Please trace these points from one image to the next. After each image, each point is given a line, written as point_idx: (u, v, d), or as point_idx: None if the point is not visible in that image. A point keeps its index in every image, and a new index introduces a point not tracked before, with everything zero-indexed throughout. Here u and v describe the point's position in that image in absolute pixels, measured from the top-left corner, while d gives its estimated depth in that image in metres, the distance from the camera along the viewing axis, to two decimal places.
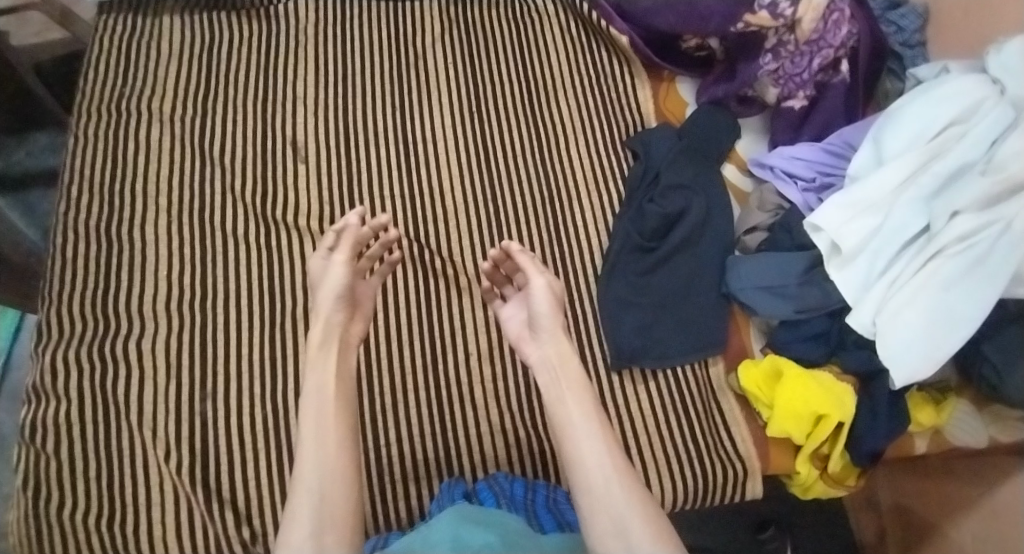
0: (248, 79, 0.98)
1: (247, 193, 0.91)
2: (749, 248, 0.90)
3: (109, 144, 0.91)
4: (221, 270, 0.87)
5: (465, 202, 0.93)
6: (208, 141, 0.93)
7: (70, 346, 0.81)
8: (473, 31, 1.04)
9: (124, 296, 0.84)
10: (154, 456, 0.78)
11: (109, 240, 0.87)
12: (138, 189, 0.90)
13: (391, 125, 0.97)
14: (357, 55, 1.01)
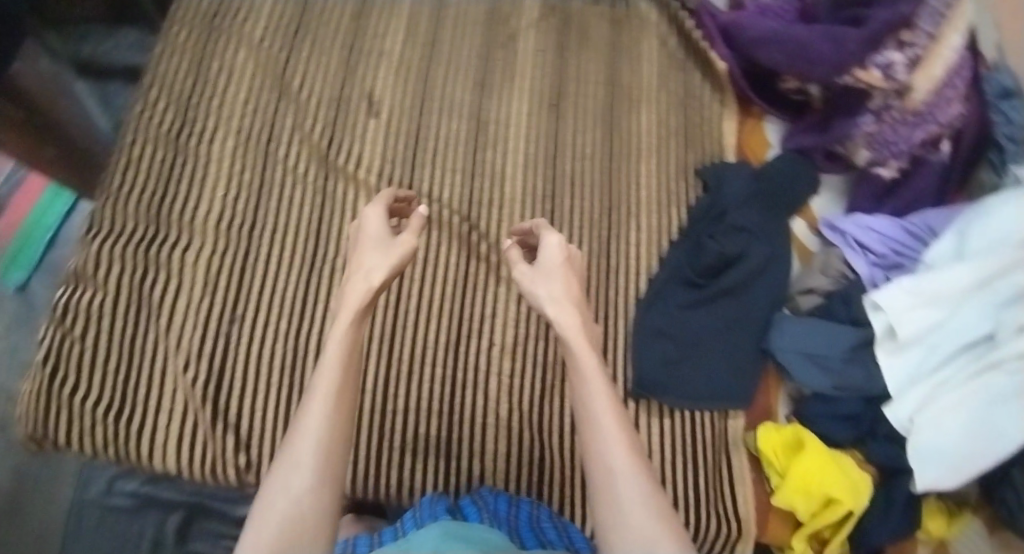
0: (341, 22, 0.97)
1: (315, 135, 0.91)
2: (800, 309, 0.87)
3: (196, 55, 0.93)
4: (273, 201, 0.87)
5: (523, 193, 0.91)
6: (289, 74, 0.93)
7: (113, 242, 0.83)
8: (572, 22, 1.01)
9: (179, 205, 0.86)
10: (173, 364, 0.80)
11: (175, 150, 0.88)
12: (213, 105, 0.91)
13: (470, 99, 0.95)
14: (451, 21, 0.99)
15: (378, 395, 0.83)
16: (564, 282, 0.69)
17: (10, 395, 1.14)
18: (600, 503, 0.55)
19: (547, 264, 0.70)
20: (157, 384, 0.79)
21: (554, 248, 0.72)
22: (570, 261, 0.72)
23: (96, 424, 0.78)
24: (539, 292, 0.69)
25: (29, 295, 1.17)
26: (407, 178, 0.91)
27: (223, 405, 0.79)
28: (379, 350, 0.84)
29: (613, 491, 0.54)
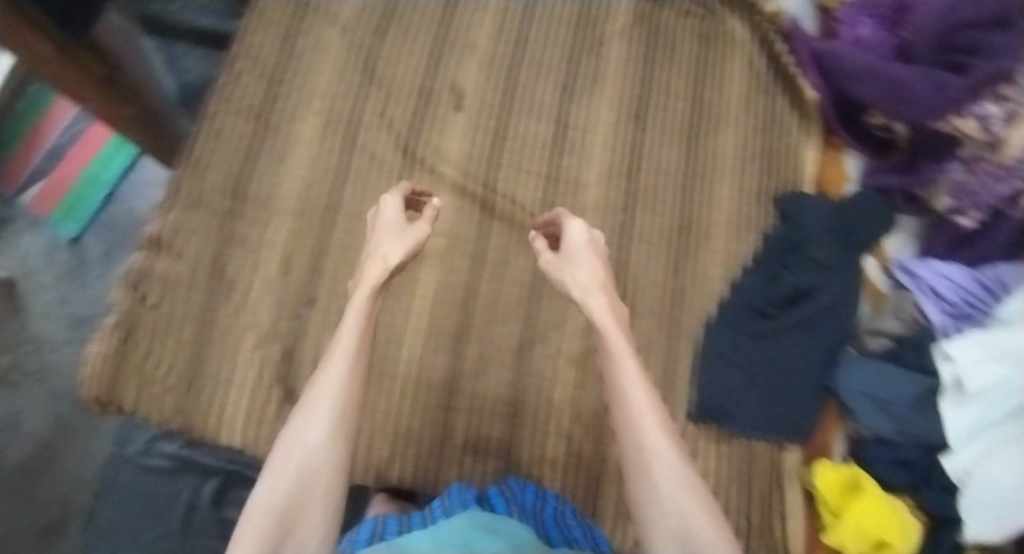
0: (431, 11, 0.96)
1: (398, 124, 0.90)
2: (868, 350, 0.87)
3: (282, 35, 0.93)
4: (352, 189, 0.87)
5: (600, 203, 0.90)
6: (376, 61, 0.93)
7: (189, 216, 0.84)
8: (660, 32, 0.99)
9: (259, 183, 0.86)
10: (247, 341, 0.81)
11: (256, 127, 0.88)
12: (297, 86, 0.91)
13: (554, 101, 0.94)
14: (540, 19, 0.97)
15: (444, 392, 0.83)
16: (590, 267, 0.77)
17: (59, 345, 1.17)
18: (634, 477, 0.63)
19: (570, 250, 0.78)
20: (226, 363, 0.80)
21: (578, 235, 0.79)
22: (591, 247, 0.78)
23: (163, 395, 0.79)
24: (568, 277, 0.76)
25: (80, 249, 1.19)
26: (487, 177, 0.90)
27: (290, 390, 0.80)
28: (448, 347, 0.85)
29: (648, 471, 0.61)
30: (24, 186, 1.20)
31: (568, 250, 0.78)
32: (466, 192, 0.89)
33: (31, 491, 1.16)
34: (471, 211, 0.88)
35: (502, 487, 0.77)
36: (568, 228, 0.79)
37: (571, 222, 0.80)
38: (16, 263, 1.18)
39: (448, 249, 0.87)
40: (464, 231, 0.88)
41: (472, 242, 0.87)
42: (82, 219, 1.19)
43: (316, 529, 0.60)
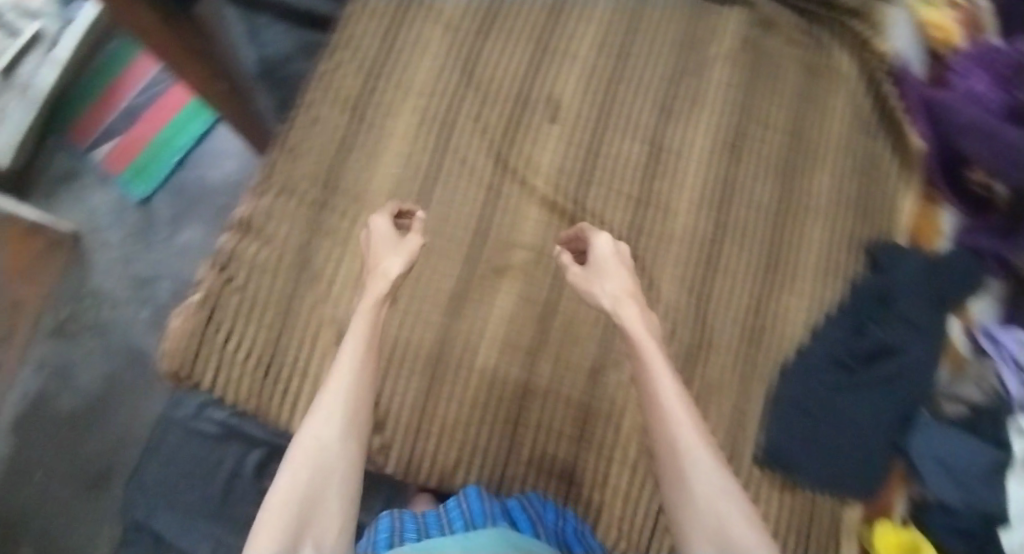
0: (536, 14, 0.94)
1: (494, 130, 0.89)
2: (944, 416, 0.85)
3: (381, 24, 0.91)
4: (442, 192, 0.87)
5: (688, 232, 0.88)
6: (477, 62, 0.91)
7: (279, 202, 0.84)
8: (764, 61, 0.96)
9: (351, 177, 0.86)
10: (326, 335, 0.82)
11: (350, 117, 0.87)
12: (394, 79, 0.90)
13: (652, 120, 0.91)
14: (645, 34, 0.95)
15: (514, 407, 0.83)
16: (619, 278, 0.74)
17: (119, 303, 1.19)
18: (671, 483, 0.61)
19: (595, 263, 0.75)
20: (307, 357, 0.81)
21: (605, 246, 0.76)
22: (619, 257, 0.76)
23: (240, 379, 0.81)
24: (598, 289, 0.73)
25: (149, 210, 1.22)
26: (577, 193, 0.88)
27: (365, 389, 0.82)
28: (522, 361, 0.84)
29: (690, 477, 0.59)
30: (97, 141, 1.22)
31: (594, 264, 0.75)
32: (557, 207, 0.87)
33: (80, 442, 1.18)
34: (558, 226, 0.87)
35: (522, 500, 0.76)
36: (592, 241, 0.76)
37: (597, 234, 0.77)
38: (84, 216, 1.20)
39: (531, 263, 0.86)
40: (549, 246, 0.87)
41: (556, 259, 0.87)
42: (154, 181, 1.22)
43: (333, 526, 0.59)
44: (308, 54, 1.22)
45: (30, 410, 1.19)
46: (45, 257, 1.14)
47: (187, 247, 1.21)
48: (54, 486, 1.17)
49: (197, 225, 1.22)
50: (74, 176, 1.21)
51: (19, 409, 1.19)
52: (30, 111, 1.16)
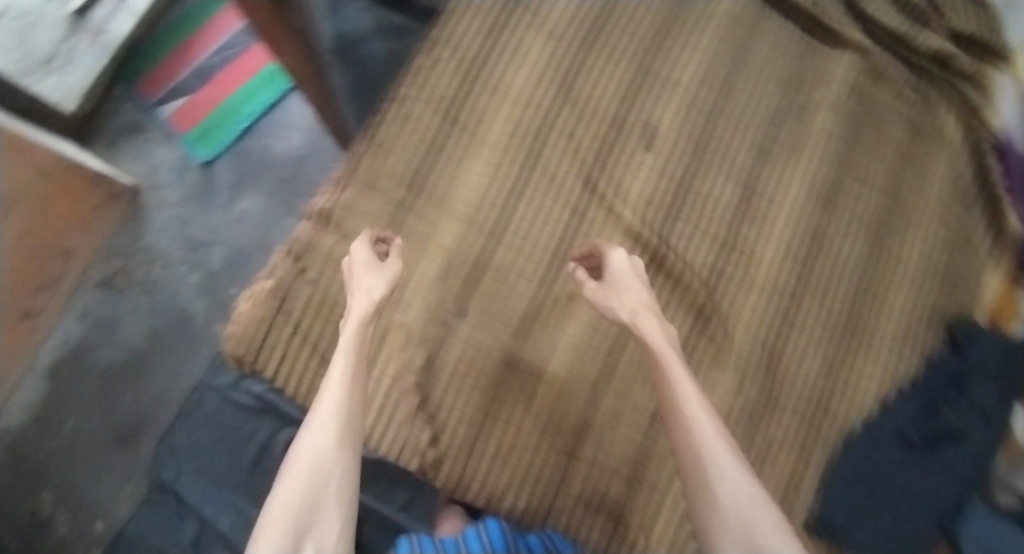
0: (643, 34, 0.91)
1: (587, 150, 0.86)
2: (996, 506, 0.80)
3: (485, 24, 0.89)
4: (526, 208, 0.85)
5: (769, 282, 0.86)
6: (577, 76, 0.88)
7: (360, 198, 0.83)
8: (869, 113, 0.93)
9: (438, 181, 0.84)
10: (393, 340, 0.81)
11: (442, 119, 0.85)
12: (491, 84, 0.87)
13: (747, 161, 0.88)
14: (752, 68, 0.91)
15: (571, 438, 0.81)
16: (635, 295, 0.74)
17: (171, 264, 1.21)
18: (696, 485, 0.60)
19: (613, 277, 0.76)
20: (370, 360, 0.80)
21: (621, 263, 0.77)
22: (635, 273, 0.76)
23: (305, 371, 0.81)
24: (616, 304, 0.73)
25: (211, 173, 1.23)
26: (664, 226, 0.85)
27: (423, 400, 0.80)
28: (586, 392, 0.82)
29: (717, 480, 0.58)
30: (166, 98, 1.23)
31: (610, 280, 0.76)
32: (641, 238, 0.84)
33: (116, 395, 1.20)
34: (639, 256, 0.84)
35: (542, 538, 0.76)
36: (608, 257, 0.76)
37: (613, 251, 0.77)
38: (145, 171, 1.22)
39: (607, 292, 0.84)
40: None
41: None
42: (220, 145, 1.23)
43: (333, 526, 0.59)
44: None
45: (71, 358, 1.20)
46: (100, 210, 1.16)
47: (244, 216, 1.23)
48: (87, 433, 1.19)
49: (257, 194, 1.23)
50: (140, 129, 1.22)
51: (59, 356, 1.20)
52: (102, 59, 1.16)
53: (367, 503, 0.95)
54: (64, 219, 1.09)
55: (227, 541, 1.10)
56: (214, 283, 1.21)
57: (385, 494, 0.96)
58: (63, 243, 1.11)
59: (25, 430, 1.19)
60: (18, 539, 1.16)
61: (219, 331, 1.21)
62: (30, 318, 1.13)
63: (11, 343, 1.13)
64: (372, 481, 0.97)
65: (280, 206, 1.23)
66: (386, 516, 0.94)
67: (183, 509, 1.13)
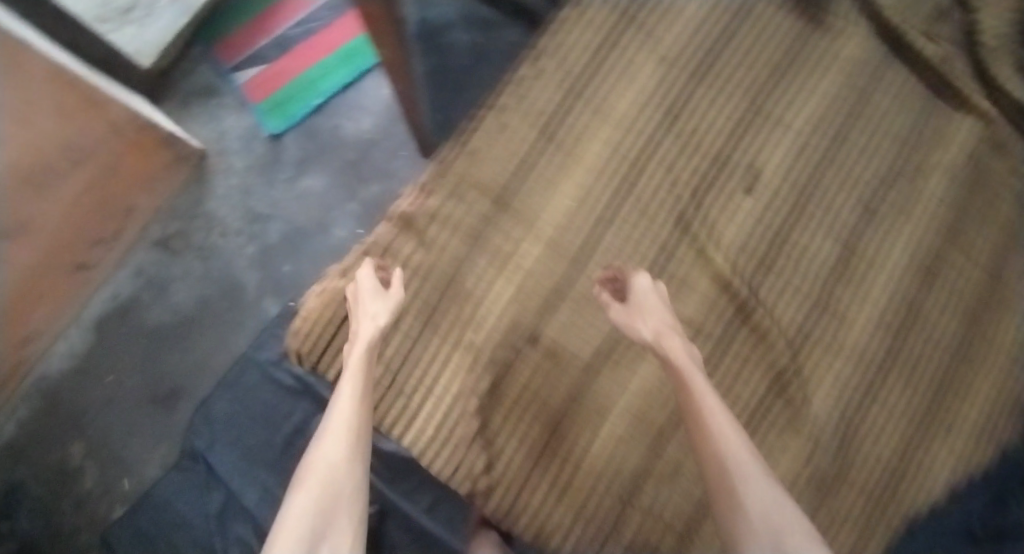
0: (761, 71, 0.86)
1: (688, 187, 0.82)
2: None
3: (597, 39, 0.85)
4: (613, 238, 0.81)
5: (856, 350, 0.83)
6: (687, 108, 0.84)
7: (446, 205, 0.81)
8: (979, 189, 0.90)
9: (528, 201, 0.81)
10: (463, 359, 0.79)
11: (539, 135, 0.82)
12: (594, 103, 0.84)
13: (851, 220, 0.85)
14: (868, 125, 0.87)
15: (628, 485, 0.78)
16: (660, 319, 0.74)
17: (230, 232, 1.21)
18: (723, 493, 0.63)
19: (636, 303, 0.75)
20: (436, 376, 0.79)
21: (648, 288, 0.76)
22: (661, 300, 0.76)
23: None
24: (641, 330, 0.73)
25: (278, 146, 1.21)
26: (755, 276, 0.82)
27: (482, 426, 0.78)
28: (652, 441, 0.79)
29: (744, 489, 0.62)
30: (241, 65, 1.21)
31: (635, 302, 0.75)
32: (729, 286, 0.81)
33: (159, 357, 1.19)
34: (726, 306, 0.81)
35: None
36: (630, 281, 0.76)
37: (636, 276, 0.77)
38: (213, 136, 1.21)
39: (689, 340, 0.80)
40: (709, 325, 0.80)
41: (712, 342, 0.80)
42: (290, 119, 1.21)
43: (346, 538, 0.63)
44: (467, 25, 1.23)
45: (120, 312, 1.20)
46: (168, 170, 1.17)
47: (307, 193, 1.21)
48: (125, 391, 1.19)
49: (322, 172, 1.21)
50: (213, 93, 1.21)
51: (108, 309, 1.20)
52: (183, 16, 1.17)
53: (396, 503, 1.04)
54: (130, 177, 1.11)
55: (251, 517, 1.09)
56: (269, 257, 1.20)
57: (413, 495, 1.05)
58: (126, 201, 1.13)
59: (65, 377, 1.19)
60: (47, 484, 1.16)
61: (269, 307, 1.20)
62: (83, 270, 1.15)
63: (65, 291, 1.14)
64: (403, 478, 1.06)
65: (343, 188, 1.21)
66: (409, 516, 1.04)
67: (213, 479, 1.13)
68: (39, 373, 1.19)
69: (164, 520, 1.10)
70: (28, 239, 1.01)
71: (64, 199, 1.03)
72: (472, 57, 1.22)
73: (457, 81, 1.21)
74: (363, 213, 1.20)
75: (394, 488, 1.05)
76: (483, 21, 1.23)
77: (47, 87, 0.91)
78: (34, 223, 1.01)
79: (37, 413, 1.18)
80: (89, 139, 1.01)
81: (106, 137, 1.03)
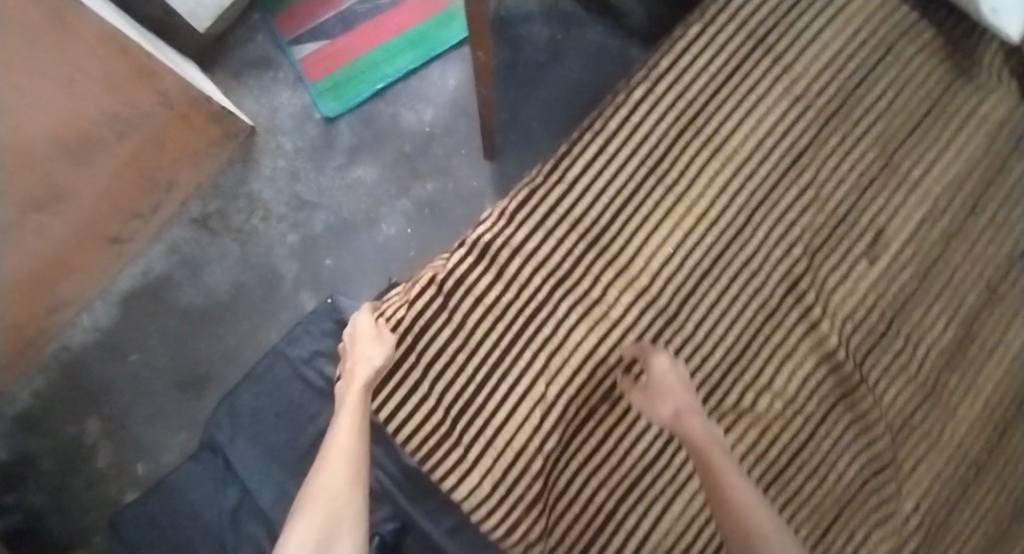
0: (898, 126, 0.78)
1: (807, 249, 0.76)
2: None
3: (724, 66, 0.77)
4: (712, 295, 0.76)
5: (952, 442, 0.78)
6: (811, 162, 0.77)
7: (540, 239, 0.75)
8: None
9: (626, 244, 0.76)
10: (539, 411, 0.75)
11: (652, 174, 0.76)
12: (712, 145, 0.77)
13: (965, 303, 0.79)
14: (1001, 200, 0.80)
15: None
16: (680, 397, 0.70)
17: (272, 218, 1.13)
18: None
19: (654, 383, 0.71)
20: (503, 423, 0.75)
21: (666, 369, 0.71)
22: (681, 382, 0.71)
23: (421, 419, 0.75)
24: (662, 410, 0.69)
25: (333, 129, 1.13)
26: (862, 351, 0.77)
27: (546, 484, 0.75)
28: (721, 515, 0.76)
29: None
30: (302, 38, 1.16)
31: (654, 386, 0.71)
32: (833, 357, 0.76)
33: (188, 341, 1.13)
34: (826, 384, 0.76)
35: None
36: (648, 361, 0.72)
37: (654, 352, 0.72)
38: (266, 111, 1.14)
39: (782, 414, 0.76)
40: (802, 399, 0.76)
41: (806, 419, 0.76)
42: (349, 100, 1.13)
43: None
44: (546, 20, 1.14)
45: (151, 290, 1.14)
46: (217, 145, 1.11)
47: (356, 183, 1.13)
48: (149, 372, 1.12)
49: (375, 163, 1.13)
50: (269, 66, 1.15)
51: (138, 284, 1.14)
52: None
53: (416, 520, 1.01)
54: (175, 150, 1.04)
55: (265, 519, 1.00)
56: (311, 247, 1.13)
57: (435, 515, 1.01)
58: (168, 175, 1.07)
59: (86, 351, 1.13)
60: (60, 460, 1.10)
61: (306, 302, 1.13)
62: (117, 244, 1.08)
63: (97, 265, 1.08)
64: (425, 495, 1.02)
65: (395, 183, 1.13)
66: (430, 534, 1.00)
67: (230, 475, 1.03)
68: (59, 344, 1.13)
69: (176, 511, 1.02)
70: (66, 211, 0.94)
71: (107, 170, 0.96)
72: (548, 54, 1.13)
73: (530, 77, 1.13)
74: (414, 213, 1.12)
75: (416, 505, 1.02)
76: (564, 17, 1.14)
77: (104, 52, 0.83)
78: (75, 195, 0.93)
79: (55, 384, 1.12)
80: (137, 109, 0.93)
81: (155, 107, 0.95)
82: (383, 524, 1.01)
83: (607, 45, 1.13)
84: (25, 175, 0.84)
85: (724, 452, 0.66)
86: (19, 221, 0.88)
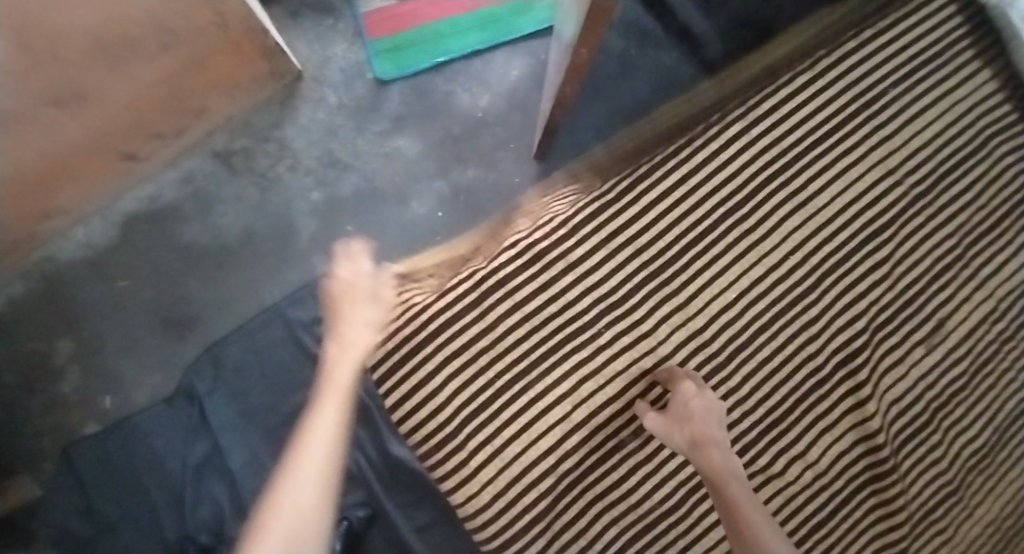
0: (972, 221, 0.79)
1: (864, 319, 0.76)
2: None
3: (822, 123, 0.77)
4: (763, 349, 0.75)
5: (965, 540, 0.77)
6: (886, 235, 0.77)
7: (601, 259, 0.73)
8: None
9: (687, 279, 0.74)
10: (570, 435, 0.71)
11: (726, 217, 0.75)
12: (794, 202, 0.76)
13: (1005, 407, 0.79)
14: None
15: None
16: (700, 426, 0.65)
17: (301, 170, 1.07)
18: None
19: (675, 409, 0.67)
20: (529, 438, 0.71)
21: (688, 395, 0.67)
22: (706, 409, 0.66)
23: (447, 414, 0.70)
24: (677, 437, 0.65)
25: (384, 91, 1.08)
26: (897, 436, 0.76)
27: (556, 509, 0.72)
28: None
29: None
30: None
31: (673, 409, 0.67)
32: (872, 439, 0.75)
33: (183, 278, 1.05)
34: (858, 463, 0.75)
35: None
36: (673, 386, 0.68)
37: (680, 380, 0.68)
38: (318, 58, 1.09)
39: (809, 485, 0.75)
40: (832, 474, 0.75)
41: (829, 493, 0.75)
42: (407, 66, 1.08)
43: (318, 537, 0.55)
44: (624, 31, 1.11)
45: (156, 217, 1.06)
46: (261, 81, 1.05)
47: (395, 154, 1.07)
48: (136, 303, 1.05)
49: (419, 137, 1.08)
50: (331, 13, 1.10)
51: (143, 207, 1.06)
52: None
53: (386, 510, 0.92)
54: (216, 76, 0.97)
55: (230, 481, 0.92)
56: (334, 208, 1.06)
57: (408, 510, 0.93)
58: (201, 100, 0.99)
59: (73, 268, 1.04)
60: (25, 376, 1.03)
61: (318, 264, 1.06)
62: (130, 162, 1.00)
63: (104, 177, 0.99)
64: (404, 490, 0.94)
65: (436, 162, 1.07)
66: (402, 533, 0.91)
67: (201, 427, 0.96)
68: (46, 254, 1.05)
69: (136, 456, 0.94)
70: (86, 112, 0.86)
71: (141, 78, 0.88)
72: (619, 68, 1.10)
73: (596, 88, 1.09)
74: (448, 196, 1.07)
75: (391, 496, 0.93)
76: (643, 33, 1.11)
77: None
78: (101, 97, 0.85)
79: (33, 295, 1.04)
80: (191, 26, 0.85)
81: (211, 27, 0.87)
82: (352, 510, 0.92)
83: (679, 72, 1.10)
84: (55, 68, 0.76)
85: (744, 486, 0.62)
86: (32, 114, 0.80)
